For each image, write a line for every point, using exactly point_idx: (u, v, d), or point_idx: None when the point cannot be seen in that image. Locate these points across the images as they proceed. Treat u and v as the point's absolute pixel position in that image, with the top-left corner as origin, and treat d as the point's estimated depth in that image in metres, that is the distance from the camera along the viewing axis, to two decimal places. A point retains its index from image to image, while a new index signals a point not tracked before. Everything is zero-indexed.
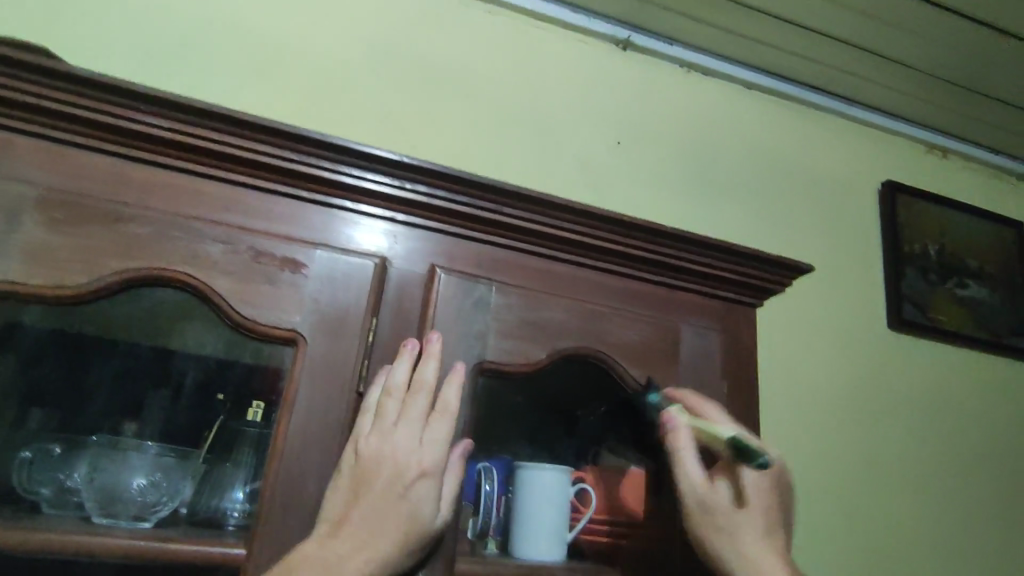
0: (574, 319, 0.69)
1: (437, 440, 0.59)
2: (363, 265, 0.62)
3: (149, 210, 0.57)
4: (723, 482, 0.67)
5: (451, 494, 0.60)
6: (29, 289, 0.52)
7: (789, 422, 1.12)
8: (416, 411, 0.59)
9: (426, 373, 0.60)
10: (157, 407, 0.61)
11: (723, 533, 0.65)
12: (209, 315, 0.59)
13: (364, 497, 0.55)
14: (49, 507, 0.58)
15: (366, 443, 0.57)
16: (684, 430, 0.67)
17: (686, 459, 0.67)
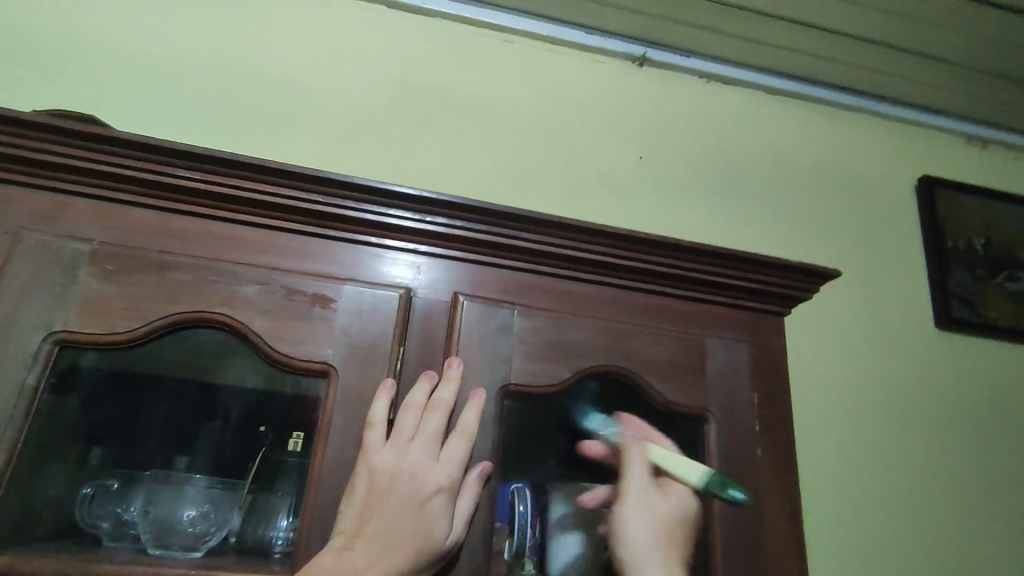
0: (598, 336, 0.70)
1: (451, 460, 0.60)
2: (388, 296, 0.65)
3: (190, 257, 0.62)
4: (673, 499, 0.65)
5: (467, 515, 0.59)
6: (85, 337, 0.57)
7: (834, 431, 1.08)
8: (430, 430, 0.60)
9: (444, 394, 0.62)
10: (205, 440, 0.64)
11: (658, 550, 0.62)
12: (246, 350, 0.62)
13: (380, 510, 0.56)
14: (110, 540, 0.61)
15: (381, 457, 0.58)
16: (636, 444, 0.66)
17: (631, 471, 0.65)
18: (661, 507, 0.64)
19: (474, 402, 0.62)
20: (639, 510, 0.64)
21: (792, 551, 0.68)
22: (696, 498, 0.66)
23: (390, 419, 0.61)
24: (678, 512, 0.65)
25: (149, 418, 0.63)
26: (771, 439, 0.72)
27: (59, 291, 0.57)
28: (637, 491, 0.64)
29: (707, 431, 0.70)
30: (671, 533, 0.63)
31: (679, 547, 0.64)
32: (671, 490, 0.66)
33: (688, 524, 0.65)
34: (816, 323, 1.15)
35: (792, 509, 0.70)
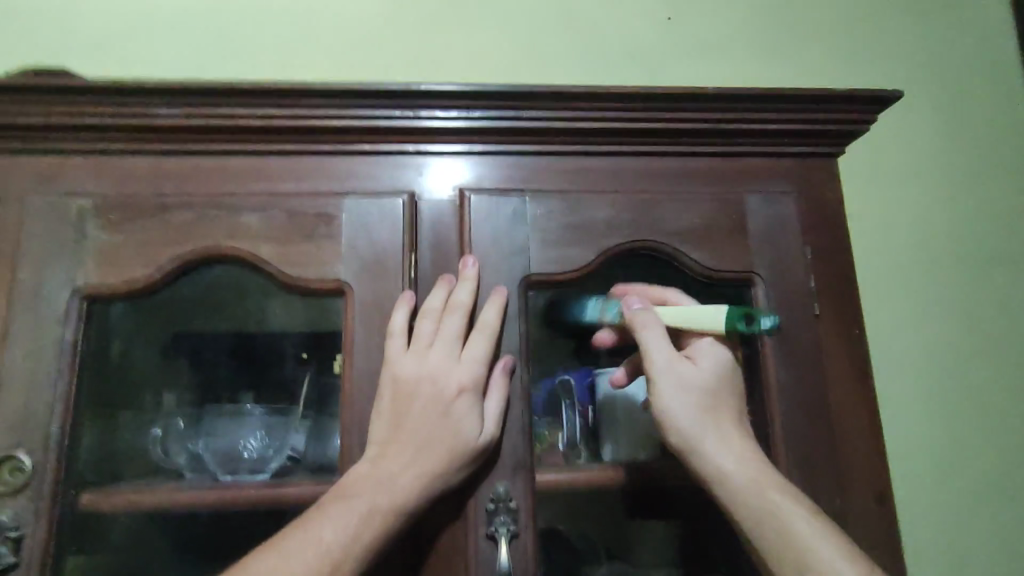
0: (621, 211, 0.65)
1: (474, 358, 0.58)
2: (392, 204, 0.62)
3: (189, 195, 0.61)
4: (704, 363, 0.61)
5: (498, 412, 0.58)
6: (107, 289, 0.58)
7: (906, 284, 1.00)
8: (449, 332, 0.59)
9: (462, 295, 0.60)
10: (249, 371, 0.65)
11: (706, 420, 0.59)
12: (262, 282, 0.62)
13: (408, 416, 0.56)
14: (187, 471, 0.63)
15: (402, 365, 0.57)
16: (646, 317, 0.62)
17: (655, 347, 0.61)
18: (699, 375, 0.60)
19: (495, 299, 0.60)
20: (676, 384, 0.60)
21: (860, 407, 0.64)
22: (726, 349, 0.63)
23: (410, 326, 0.60)
24: (716, 373, 0.61)
25: (196, 357, 0.65)
26: (829, 295, 0.66)
27: (75, 249, 0.58)
28: (669, 364, 0.60)
29: (754, 295, 0.65)
30: (716, 399, 0.60)
31: (729, 410, 0.60)
32: (697, 354, 0.62)
33: (731, 382, 0.61)
34: (878, 173, 1.05)
35: (856, 364, 0.64)
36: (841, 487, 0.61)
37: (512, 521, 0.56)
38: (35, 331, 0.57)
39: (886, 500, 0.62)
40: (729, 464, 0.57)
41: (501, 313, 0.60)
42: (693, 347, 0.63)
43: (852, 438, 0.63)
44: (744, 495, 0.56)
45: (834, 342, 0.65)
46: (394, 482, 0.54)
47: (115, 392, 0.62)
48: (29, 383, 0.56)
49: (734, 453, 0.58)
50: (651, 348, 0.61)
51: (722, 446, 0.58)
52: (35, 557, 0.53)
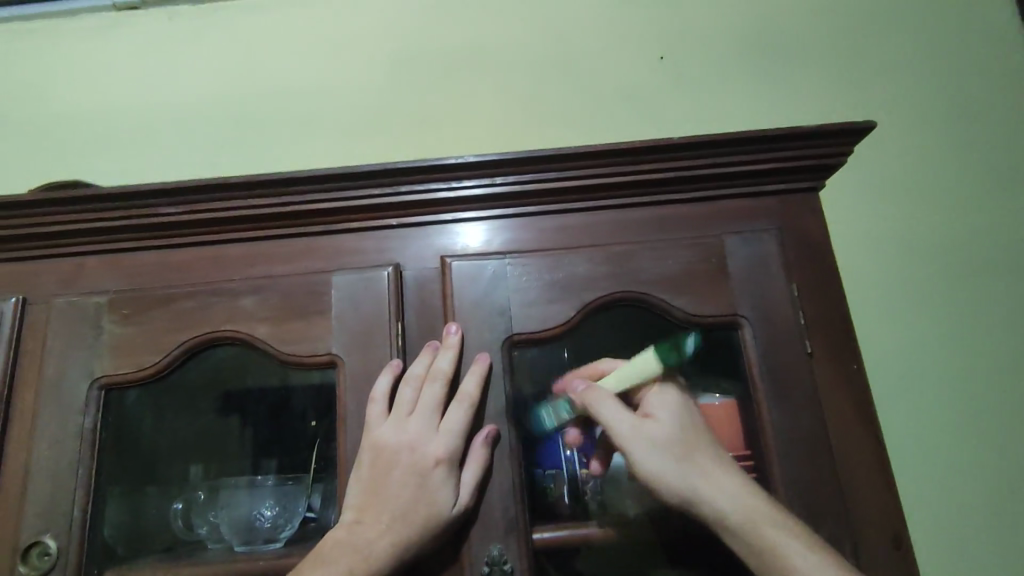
0: (599, 265, 0.66)
1: (451, 429, 0.60)
2: (378, 277, 0.65)
3: (193, 285, 0.66)
4: (664, 416, 0.61)
5: (473, 482, 0.59)
6: (122, 378, 0.63)
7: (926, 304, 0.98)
8: (428, 401, 0.61)
9: (442, 363, 0.62)
10: (244, 440, 0.68)
11: (688, 470, 0.59)
12: (259, 360, 0.65)
13: (386, 485, 0.58)
14: (212, 542, 0.67)
15: (382, 433, 0.60)
16: (592, 391, 0.62)
17: (614, 419, 0.61)
18: (663, 430, 0.60)
19: (476, 367, 0.62)
20: (650, 447, 0.60)
21: (868, 446, 0.61)
22: (673, 386, 0.63)
23: (393, 393, 0.62)
24: (677, 421, 0.61)
25: (219, 429, 0.68)
26: (823, 332, 0.64)
27: (92, 342, 0.64)
28: (631, 428, 0.60)
29: (742, 337, 0.64)
30: (689, 444, 0.60)
31: (707, 451, 0.60)
32: (653, 407, 0.62)
33: (695, 422, 0.61)
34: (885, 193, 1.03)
35: (857, 403, 0.62)
36: (853, 532, 0.59)
37: None
38: (59, 422, 0.62)
39: (903, 543, 0.59)
40: (724, 504, 0.57)
41: (480, 382, 0.62)
42: (647, 399, 0.63)
43: (860, 480, 0.60)
44: (743, 531, 0.56)
45: (830, 381, 0.63)
46: (370, 549, 0.56)
47: (146, 473, 0.67)
48: (54, 471, 0.61)
49: (728, 490, 0.58)
50: (607, 420, 0.61)
51: (714, 488, 0.58)
52: None
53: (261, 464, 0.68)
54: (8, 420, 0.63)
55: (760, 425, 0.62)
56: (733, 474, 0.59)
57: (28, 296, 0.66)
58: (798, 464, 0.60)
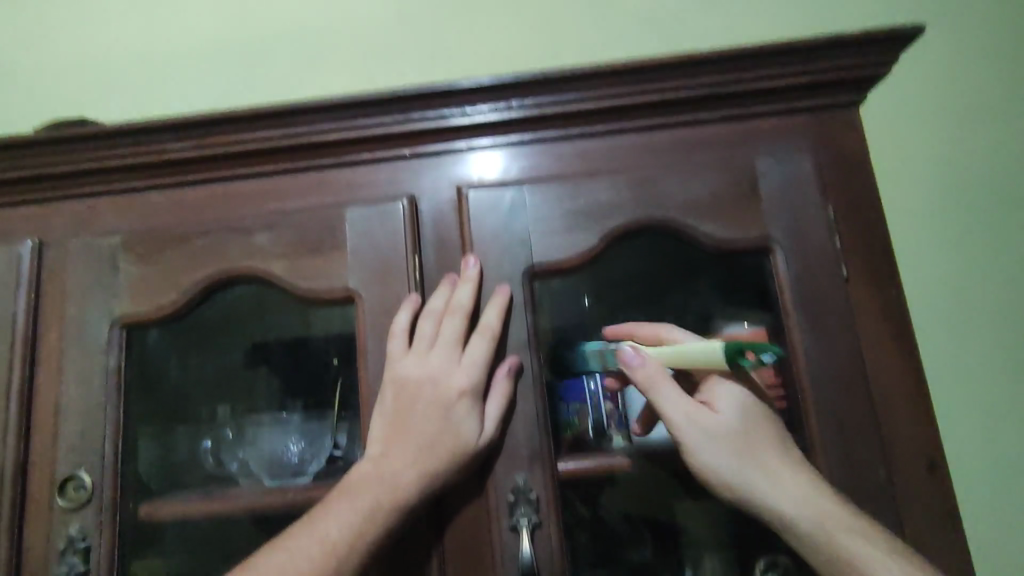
0: (622, 191, 0.63)
1: (473, 362, 0.59)
2: (393, 210, 0.63)
3: (206, 223, 0.65)
4: (725, 407, 0.58)
5: (498, 414, 0.58)
6: (141, 317, 0.63)
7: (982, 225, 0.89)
8: (449, 335, 0.60)
9: (462, 296, 0.60)
10: (264, 385, 0.68)
11: (750, 471, 0.56)
12: (277, 297, 0.65)
13: (410, 417, 0.58)
14: (244, 477, 0.67)
15: (404, 367, 0.59)
16: (650, 365, 0.59)
17: (670, 406, 0.58)
18: (722, 424, 0.57)
19: (495, 299, 0.60)
20: (705, 438, 0.57)
21: (905, 372, 0.59)
22: (740, 386, 0.60)
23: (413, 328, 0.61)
24: (739, 416, 0.58)
25: (243, 366, 0.68)
26: (860, 255, 0.61)
27: (111, 283, 0.64)
28: (688, 417, 0.57)
29: (773, 263, 0.61)
30: (753, 442, 0.57)
31: (775, 448, 0.57)
32: (714, 398, 0.59)
33: (762, 414, 0.58)
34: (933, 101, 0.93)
35: (895, 327, 0.60)
36: (887, 457, 0.57)
37: (533, 511, 0.57)
38: (84, 362, 0.63)
39: (940, 468, 0.57)
40: (789, 507, 0.54)
41: (501, 314, 0.60)
42: (710, 390, 0.60)
43: (896, 406, 0.58)
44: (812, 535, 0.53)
45: (867, 306, 0.60)
46: (397, 479, 0.55)
47: (174, 410, 0.67)
48: (83, 409, 0.62)
49: (794, 492, 0.54)
50: (663, 402, 0.58)
51: (778, 487, 0.55)
52: (103, 566, 0.59)
53: (289, 403, 0.67)
54: (34, 361, 0.63)
55: (793, 353, 0.59)
56: (802, 472, 0.55)
57: (43, 239, 0.66)
58: (831, 391, 0.58)
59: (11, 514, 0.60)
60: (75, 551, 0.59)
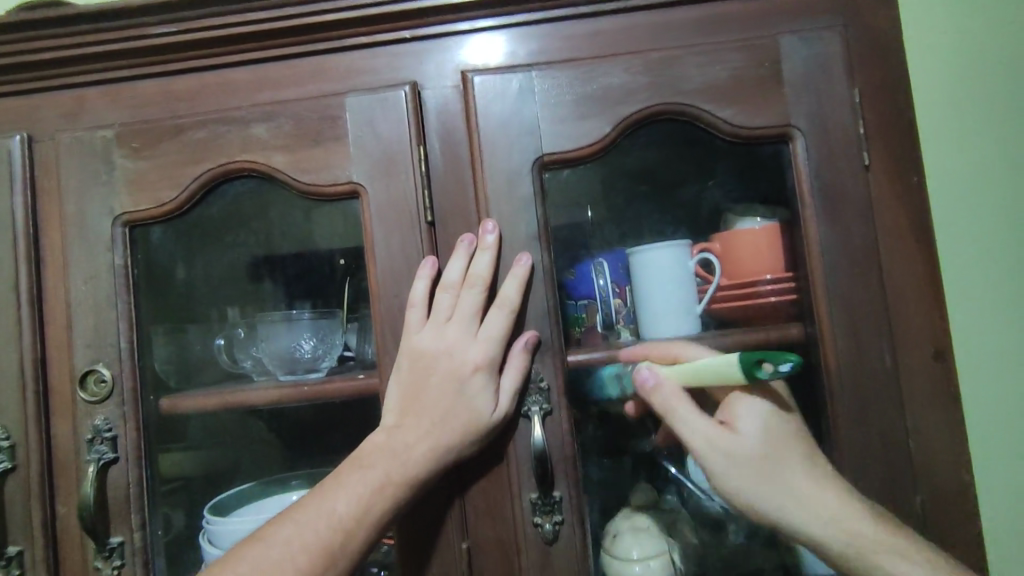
0: (636, 74, 0.59)
1: (491, 336, 0.58)
2: (395, 97, 0.60)
3: (199, 114, 0.62)
4: (746, 426, 0.57)
5: (512, 388, 0.58)
6: (143, 215, 0.62)
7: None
8: (467, 308, 0.58)
9: (481, 266, 0.58)
10: (274, 302, 0.66)
11: (773, 492, 0.57)
12: (280, 194, 0.63)
13: (424, 391, 0.58)
14: (258, 374, 0.67)
15: (421, 339, 0.58)
16: (667, 391, 0.58)
17: (685, 427, 0.58)
18: (743, 445, 0.57)
19: (516, 270, 0.58)
20: (727, 461, 0.57)
21: (919, 261, 0.58)
22: (763, 397, 0.58)
23: (431, 296, 0.60)
24: (761, 437, 0.57)
25: (244, 269, 0.65)
26: (884, 140, 0.59)
27: (107, 178, 0.62)
28: (705, 440, 0.57)
29: (792, 152, 0.59)
30: (777, 463, 0.57)
31: (799, 467, 0.56)
32: (736, 416, 0.58)
33: (785, 431, 0.58)
34: None
35: (914, 214, 0.58)
36: (895, 344, 0.57)
37: (544, 399, 0.58)
38: (90, 259, 0.62)
39: (946, 355, 0.57)
40: (815, 525, 0.55)
41: (521, 286, 0.58)
42: (727, 406, 0.59)
43: (908, 294, 0.58)
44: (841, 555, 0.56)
45: (887, 192, 0.58)
46: (408, 453, 0.56)
47: (183, 311, 0.66)
48: (95, 307, 0.62)
49: (825, 509, 0.55)
50: (680, 424, 0.58)
51: (811, 516, 0.55)
52: (131, 452, 0.62)
53: (296, 304, 0.66)
54: (39, 259, 0.63)
55: (811, 252, 0.58)
56: (830, 491, 0.55)
57: (31, 132, 0.63)
58: (843, 281, 0.58)
59: (37, 408, 0.61)
60: (103, 440, 0.61)
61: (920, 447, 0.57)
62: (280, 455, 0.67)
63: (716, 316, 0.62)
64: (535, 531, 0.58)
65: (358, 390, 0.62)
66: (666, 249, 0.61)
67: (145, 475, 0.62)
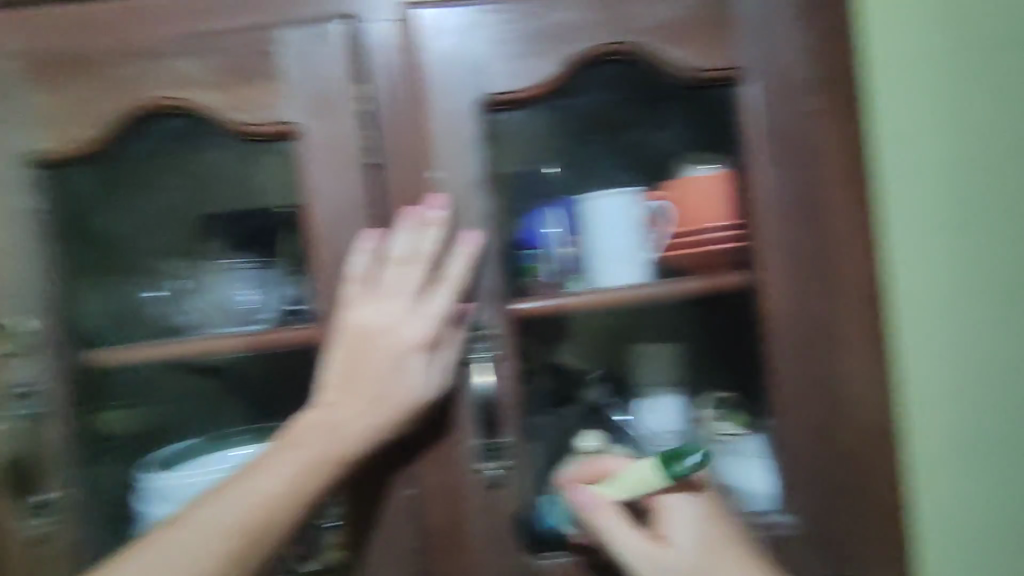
0: (585, 12, 0.57)
1: (433, 314, 0.56)
2: (333, 32, 0.57)
3: (117, 45, 0.57)
4: (677, 537, 0.56)
5: (450, 363, 0.57)
6: (57, 153, 0.57)
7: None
8: (410, 285, 0.56)
9: (427, 242, 0.56)
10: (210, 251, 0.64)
11: None
12: (210, 133, 0.60)
13: (363, 367, 0.55)
14: (195, 329, 0.63)
15: (359, 315, 0.56)
16: (600, 507, 0.57)
17: (617, 535, 0.56)
18: (674, 559, 0.56)
19: (463, 248, 0.57)
20: None
21: (862, 207, 0.58)
22: (683, 494, 0.57)
23: (374, 270, 0.57)
24: (693, 546, 0.56)
25: (185, 223, 0.64)
26: (833, 86, 0.58)
27: (16, 113, 0.57)
28: (636, 553, 0.56)
29: (743, 94, 0.58)
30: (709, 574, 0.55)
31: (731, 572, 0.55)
32: (666, 525, 0.57)
33: (719, 542, 0.56)
34: None
35: (859, 162, 0.58)
36: (838, 290, 0.58)
37: (489, 346, 0.58)
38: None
39: (884, 301, 0.58)
40: None
41: (468, 266, 0.57)
42: (660, 512, 0.58)
43: (851, 241, 0.58)
44: None
45: (836, 137, 0.58)
46: (343, 430, 0.54)
47: (112, 261, 0.63)
48: (8, 253, 0.58)
49: None
50: (611, 539, 0.56)
51: None
52: (56, 407, 0.58)
53: (237, 251, 0.64)
54: None
55: (756, 199, 0.58)
56: None
57: None
58: (786, 228, 0.58)
59: None
60: (22, 397, 0.58)
61: (858, 392, 0.58)
62: (233, 405, 0.65)
63: (664, 264, 0.62)
64: (476, 477, 0.58)
65: (299, 341, 0.60)
66: (615, 201, 0.61)
67: (76, 429, 0.60)
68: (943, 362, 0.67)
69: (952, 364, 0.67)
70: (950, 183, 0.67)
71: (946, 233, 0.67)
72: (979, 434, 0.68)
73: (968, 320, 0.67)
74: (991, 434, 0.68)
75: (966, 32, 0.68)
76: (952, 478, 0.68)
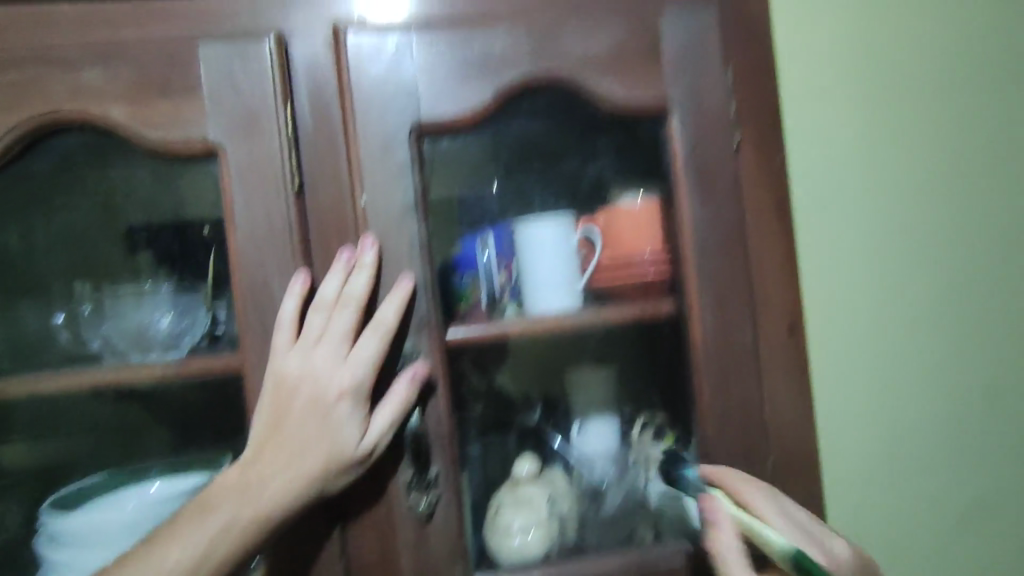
0: (518, 39, 0.58)
1: (361, 360, 0.54)
2: (257, 48, 0.55)
3: (14, 52, 0.53)
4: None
5: (385, 429, 0.55)
6: None
7: (983, 99, 0.75)
8: (339, 329, 0.54)
9: (357, 286, 0.55)
10: (123, 273, 0.61)
11: None
12: (123, 147, 0.56)
13: (287, 419, 0.53)
14: (109, 356, 0.59)
15: (286, 364, 0.54)
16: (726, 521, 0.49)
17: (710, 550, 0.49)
18: None
19: (396, 292, 0.55)
20: None
21: (777, 238, 0.62)
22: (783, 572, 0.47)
23: (302, 316, 0.55)
24: None
25: (93, 244, 0.60)
26: (750, 122, 0.61)
27: None
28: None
29: (669, 127, 0.60)
30: None
31: None
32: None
33: None
34: None
35: (774, 196, 0.62)
36: (756, 317, 0.61)
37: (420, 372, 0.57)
38: None
39: (798, 329, 0.62)
40: None
41: (401, 309, 0.55)
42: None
43: (767, 271, 0.61)
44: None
45: (751, 172, 0.61)
46: (262, 489, 0.52)
47: (12, 282, 0.58)
48: None
49: None
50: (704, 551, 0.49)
51: None
52: None
53: (158, 270, 0.61)
54: None
55: (681, 232, 0.60)
56: None
57: None
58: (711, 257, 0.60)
59: None
60: None
61: (773, 415, 0.61)
62: (157, 435, 0.61)
63: (597, 289, 0.63)
64: (410, 511, 0.57)
65: (222, 369, 0.57)
66: (546, 229, 0.61)
67: None
68: (852, 382, 0.71)
69: (861, 383, 0.72)
70: (861, 214, 0.71)
71: (857, 259, 0.71)
72: (885, 445, 0.73)
73: (876, 341, 0.72)
74: (892, 448, 0.72)
75: (874, 68, 0.72)
76: (859, 491, 0.72)
